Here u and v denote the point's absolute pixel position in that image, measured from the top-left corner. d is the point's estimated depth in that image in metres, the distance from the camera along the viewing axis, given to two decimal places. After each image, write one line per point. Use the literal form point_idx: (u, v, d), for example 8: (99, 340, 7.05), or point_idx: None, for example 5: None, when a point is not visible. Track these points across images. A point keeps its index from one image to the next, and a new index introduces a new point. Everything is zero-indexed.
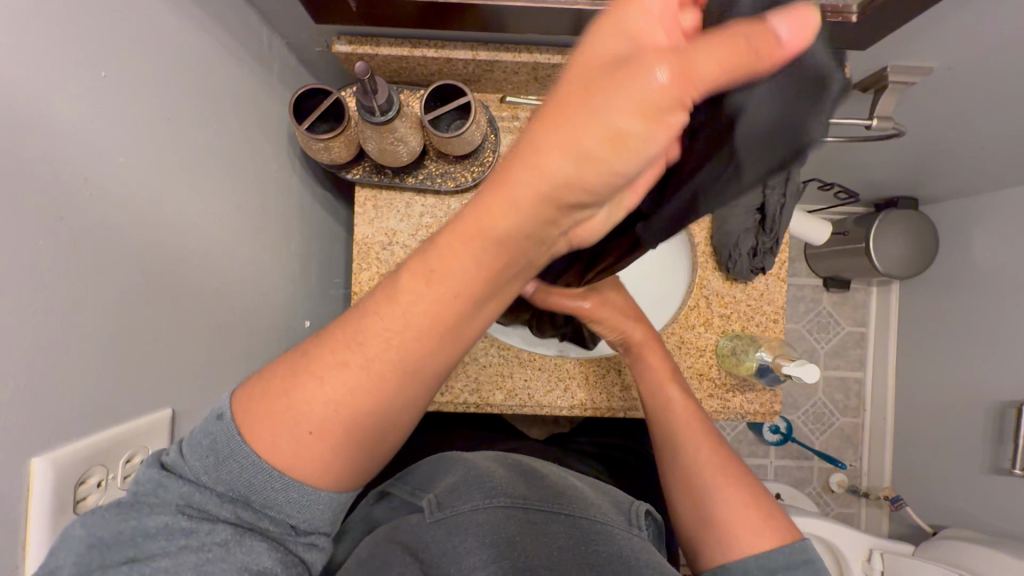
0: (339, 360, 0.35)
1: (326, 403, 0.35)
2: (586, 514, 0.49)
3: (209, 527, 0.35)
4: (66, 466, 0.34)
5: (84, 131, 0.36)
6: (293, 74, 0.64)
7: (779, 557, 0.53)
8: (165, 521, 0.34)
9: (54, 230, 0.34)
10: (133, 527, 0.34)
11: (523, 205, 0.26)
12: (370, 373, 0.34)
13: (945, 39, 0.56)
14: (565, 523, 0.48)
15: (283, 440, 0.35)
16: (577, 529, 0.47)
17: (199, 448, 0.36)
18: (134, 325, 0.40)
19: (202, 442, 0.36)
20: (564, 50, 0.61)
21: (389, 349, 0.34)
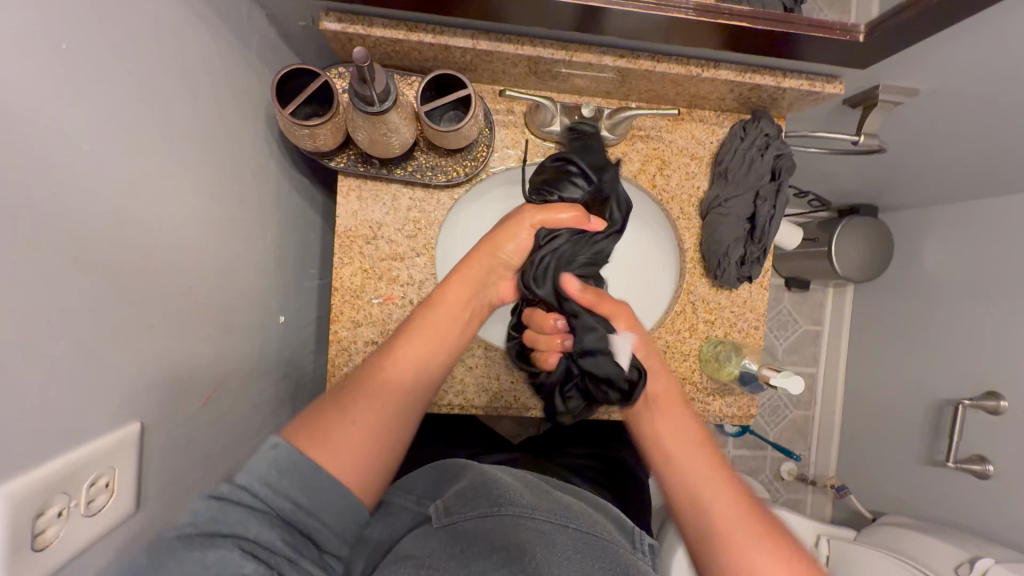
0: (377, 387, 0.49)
1: (373, 418, 0.47)
2: (594, 531, 0.49)
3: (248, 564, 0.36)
4: (21, 497, 0.29)
5: (47, 116, 0.31)
6: (273, 49, 0.58)
7: None
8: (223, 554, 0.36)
9: (18, 231, 0.30)
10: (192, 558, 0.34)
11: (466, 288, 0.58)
12: (391, 405, 0.49)
13: (938, 65, 0.58)
14: (573, 535, 0.47)
15: (343, 441, 0.45)
16: (584, 542, 0.47)
17: (257, 470, 0.40)
18: (100, 336, 0.36)
19: (257, 466, 0.40)
20: (568, 46, 0.59)
21: (422, 365, 0.52)
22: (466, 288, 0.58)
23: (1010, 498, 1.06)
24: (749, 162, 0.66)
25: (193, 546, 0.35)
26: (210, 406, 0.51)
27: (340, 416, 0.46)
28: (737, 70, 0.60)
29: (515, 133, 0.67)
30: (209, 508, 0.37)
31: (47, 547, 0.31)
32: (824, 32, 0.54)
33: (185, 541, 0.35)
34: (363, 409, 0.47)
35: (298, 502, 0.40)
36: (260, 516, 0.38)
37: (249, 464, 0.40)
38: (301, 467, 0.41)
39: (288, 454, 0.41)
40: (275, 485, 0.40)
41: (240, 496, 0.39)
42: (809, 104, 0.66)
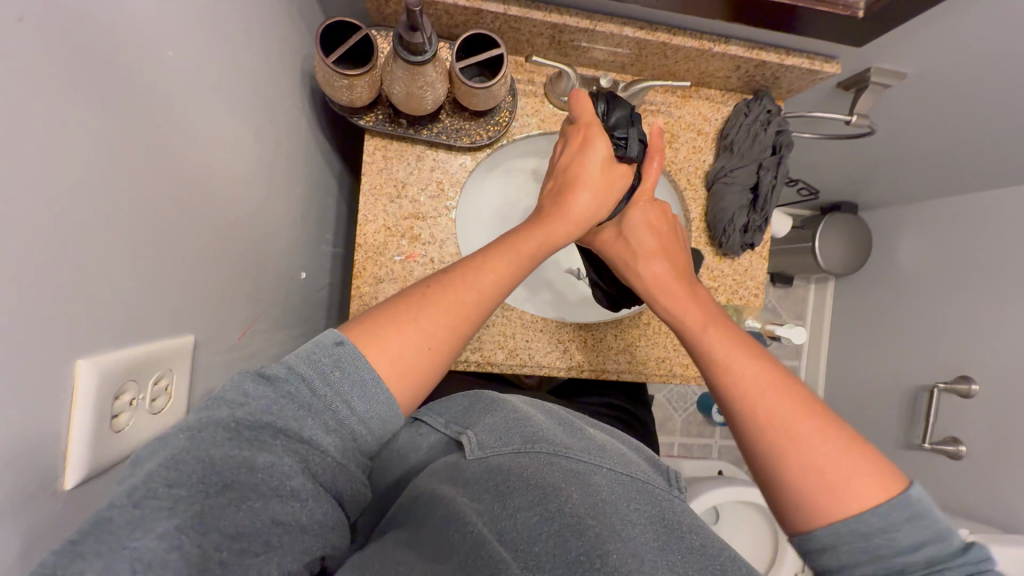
0: (440, 307, 0.48)
1: (430, 338, 0.47)
2: (626, 471, 0.51)
3: (293, 475, 0.35)
4: (107, 375, 0.31)
5: (141, 17, 0.33)
6: (311, 8, 0.61)
7: (874, 520, 0.43)
8: (272, 459, 0.35)
9: (111, 119, 0.31)
10: (243, 457, 0.34)
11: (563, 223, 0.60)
12: (452, 327, 0.48)
13: (926, 45, 0.63)
14: (607, 475, 0.49)
15: (403, 353, 0.44)
16: (617, 483, 0.48)
17: (317, 365, 0.40)
18: (166, 242, 0.37)
19: (319, 360, 0.41)
20: (591, 16, 0.63)
21: (491, 296, 0.52)
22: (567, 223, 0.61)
23: (982, 476, 1.13)
24: (753, 136, 0.71)
25: (241, 445, 0.34)
26: (243, 341, 0.52)
27: (409, 326, 0.46)
28: (745, 46, 0.65)
29: (536, 102, 0.71)
30: (262, 398, 0.37)
31: (121, 430, 0.32)
32: (827, 7, 0.58)
33: (232, 433, 0.35)
34: (424, 323, 0.47)
35: (352, 409, 0.40)
36: (315, 415, 0.39)
37: (311, 355, 0.40)
38: (358, 372, 0.41)
39: (351, 357, 0.41)
40: (333, 383, 0.40)
41: (295, 389, 0.39)
42: (809, 84, 0.71)
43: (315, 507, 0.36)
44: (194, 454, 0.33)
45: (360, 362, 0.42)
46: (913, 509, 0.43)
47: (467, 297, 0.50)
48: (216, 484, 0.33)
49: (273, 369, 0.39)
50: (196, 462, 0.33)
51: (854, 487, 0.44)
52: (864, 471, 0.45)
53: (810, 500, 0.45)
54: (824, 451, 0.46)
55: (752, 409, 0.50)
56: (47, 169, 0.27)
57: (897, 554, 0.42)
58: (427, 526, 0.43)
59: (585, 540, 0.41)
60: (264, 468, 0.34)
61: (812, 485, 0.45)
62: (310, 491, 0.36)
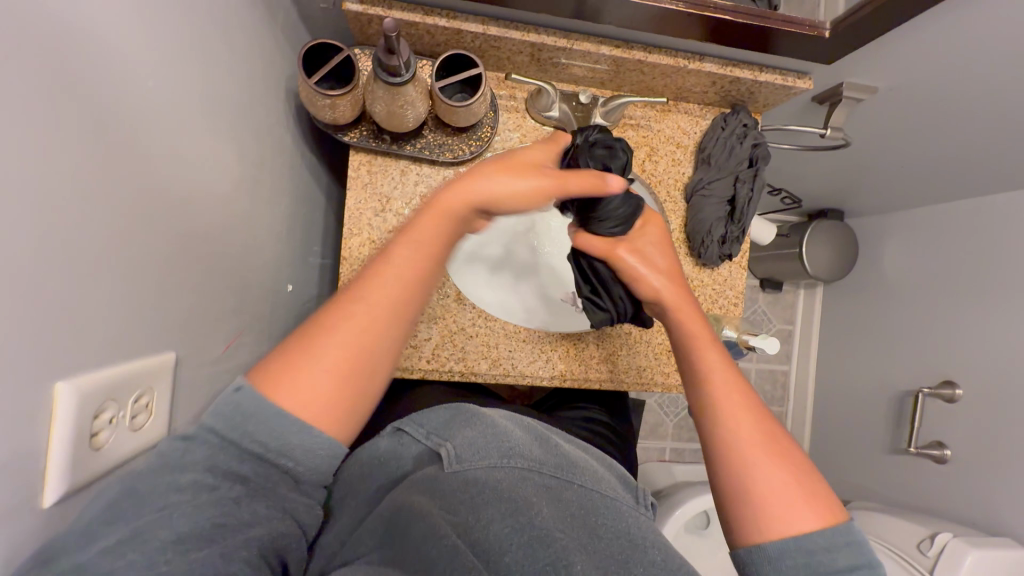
0: (348, 320, 0.43)
1: (345, 356, 0.43)
2: (597, 487, 0.52)
3: (227, 486, 0.37)
4: (86, 395, 0.32)
5: (118, 50, 0.34)
6: (295, 29, 0.62)
7: (819, 538, 0.45)
8: (195, 477, 0.36)
9: (89, 149, 0.33)
10: (167, 481, 0.35)
11: (441, 217, 0.48)
12: (367, 343, 0.44)
13: (893, 62, 0.65)
14: (578, 492, 0.50)
15: (314, 381, 0.41)
16: (588, 500, 0.50)
17: (222, 415, 0.39)
18: (146, 263, 0.39)
19: (221, 411, 0.39)
20: (569, 35, 0.64)
21: (411, 295, 0.46)
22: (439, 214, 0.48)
23: (966, 479, 1.14)
24: (730, 149, 0.73)
25: (165, 476, 0.36)
26: (228, 354, 0.53)
27: (303, 364, 0.42)
28: (720, 64, 0.67)
29: (518, 117, 0.72)
30: (175, 449, 0.37)
31: (100, 448, 0.33)
32: (795, 26, 0.61)
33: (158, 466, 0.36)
34: (334, 344, 0.43)
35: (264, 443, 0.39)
36: (230, 450, 0.39)
37: (214, 409, 0.39)
38: (269, 420, 0.39)
39: (249, 401, 0.39)
40: (245, 429, 0.39)
41: (209, 437, 0.38)
42: (783, 99, 0.73)
43: (250, 504, 0.38)
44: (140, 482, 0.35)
45: (264, 406, 0.40)
46: (852, 539, 0.45)
47: (379, 307, 0.45)
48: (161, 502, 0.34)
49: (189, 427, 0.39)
50: (133, 496, 0.34)
51: (788, 512, 0.46)
52: (801, 498, 0.47)
53: (768, 519, 0.46)
54: (786, 474, 0.48)
55: (714, 424, 0.52)
56: (27, 198, 0.28)
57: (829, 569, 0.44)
58: (409, 542, 0.43)
59: (552, 552, 0.43)
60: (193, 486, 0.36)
61: (767, 503, 0.46)
62: (239, 493, 0.38)
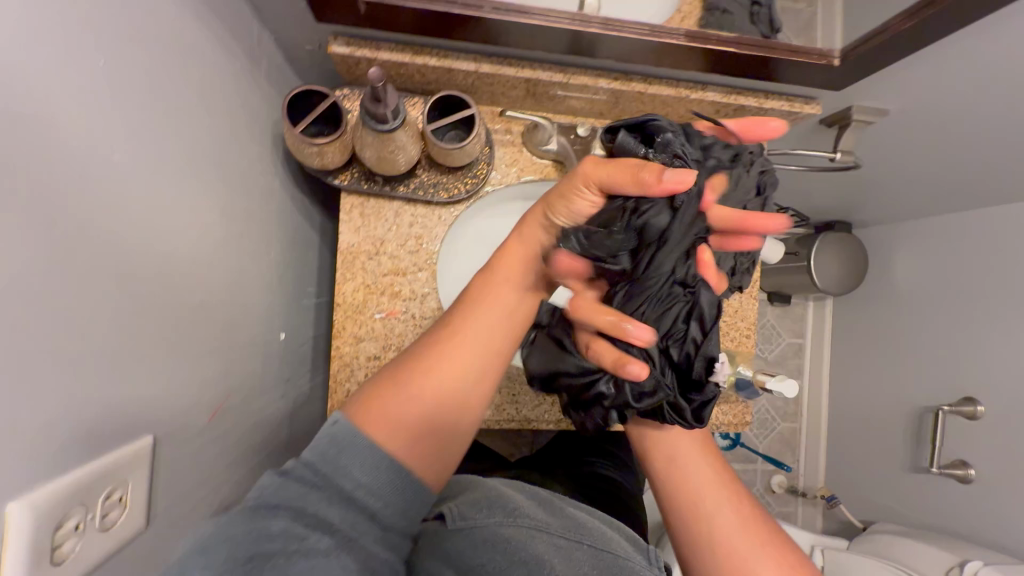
0: (441, 356, 0.50)
1: (436, 394, 0.48)
2: (609, 548, 0.48)
3: (317, 535, 0.38)
4: (44, 508, 0.29)
5: (81, 125, 0.32)
6: (280, 73, 0.60)
7: None
8: (285, 525, 0.37)
9: (45, 236, 0.30)
10: (259, 529, 0.36)
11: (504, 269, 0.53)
12: (458, 381, 0.50)
13: (904, 87, 0.63)
14: (589, 551, 0.46)
15: (405, 413, 0.47)
16: (601, 563, 0.46)
17: (320, 449, 0.43)
18: (115, 346, 0.36)
19: (318, 443, 0.43)
20: (565, 69, 0.62)
21: (483, 348, 0.51)
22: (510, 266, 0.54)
23: (993, 501, 1.10)
24: None
25: (256, 519, 0.37)
26: (216, 421, 0.50)
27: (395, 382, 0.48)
28: (723, 92, 0.65)
29: (514, 152, 0.70)
30: (271, 486, 0.40)
31: (64, 561, 0.31)
32: (803, 56, 0.58)
33: (251, 512, 0.38)
34: (429, 375, 0.49)
35: (356, 478, 0.42)
36: (317, 491, 0.40)
37: (314, 443, 0.43)
38: (355, 443, 0.43)
39: (341, 431, 0.44)
40: (332, 460, 0.42)
41: (301, 473, 0.41)
42: (789, 124, 0.70)
43: (340, 555, 0.38)
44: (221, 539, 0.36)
45: (360, 439, 0.43)
46: None
47: (454, 352, 0.50)
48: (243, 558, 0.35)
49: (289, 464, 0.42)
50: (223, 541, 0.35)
51: None
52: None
53: None
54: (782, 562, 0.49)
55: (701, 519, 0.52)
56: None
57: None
58: None
59: None
60: (279, 536, 0.37)
61: None
62: (330, 544, 0.38)
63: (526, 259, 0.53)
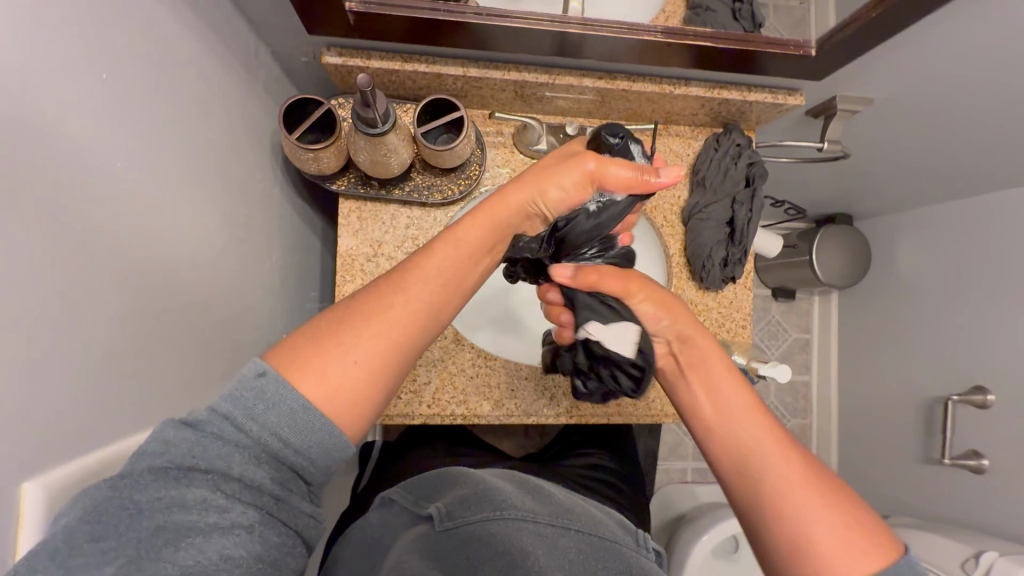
0: (391, 305, 0.44)
1: (380, 347, 0.42)
2: (596, 532, 0.49)
3: (241, 509, 0.36)
4: (57, 489, 0.32)
5: (85, 135, 0.34)
6: (277, 85, 0.63)
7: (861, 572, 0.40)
8: (204, 494, 0.35)
9: (54, 238, 0.32)
10: (172, 496, 0.34)
11: (490, 221, 0.50)
12: (403, 337, 0.44)
13: (885, 74, 0.64)
14: (575, 538, 0.47)
15: (338, 368, 0.40)
16: (588, 547, 0.47)
17: (241, 400, 0.38)
18: (121, 342, 0.38)
19: (242, 394, 0.38)
20: (550, 70, 0.64)
21: (438, 300, 0.46)
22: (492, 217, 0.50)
23: (1007, 491, 1.08)
24: (725, 170, 0.71)
25: (167, 487, 0.34)
26: None
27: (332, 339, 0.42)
28: (706, 87, 0.66)
29: (506, 153, 0.72)
30: (184, 443, 0.35)
31: None
32: (780, 48, 0.60)
33: (162, 473, 0.34)
34: (374, 327, 0.42)
35: (287, 441, 0.38)
36: (242, 450, 0.37)
37: (233, 393, 0.38)
38: (285, 402, 0.38)
39: (274, 386, 0.38)
40: (261, 418, 0.38)
41: (222, 428, 0.37)
42: (776, 116, 0.72)
43: (262, 530, 0.36)
44: (121, 501, 0.32)
45: (286, 395, 0.38)
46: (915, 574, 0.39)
47: (407, 301, 0.44)
48: (151, 528, 0.32)
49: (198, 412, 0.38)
50: (122, 510, 0.32)
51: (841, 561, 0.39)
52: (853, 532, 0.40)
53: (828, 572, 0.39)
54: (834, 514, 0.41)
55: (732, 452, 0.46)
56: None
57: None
58: None
59: None
60: (199, 504, 0.34)
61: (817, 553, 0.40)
62: (254, 518, 0.36)
63: (499, 225, 0.50)
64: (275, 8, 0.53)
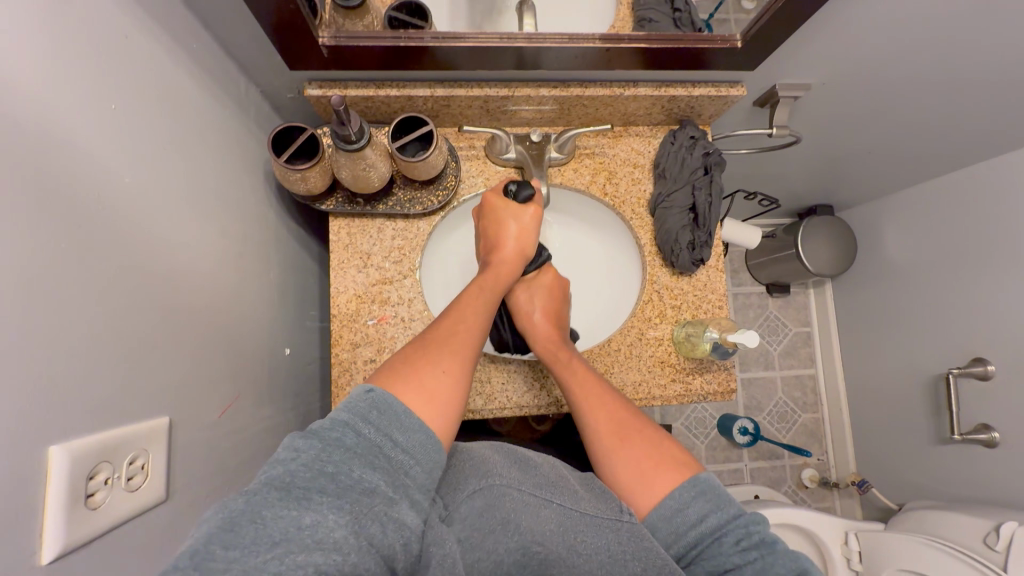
0: (456, 330, 0.56)
1: (456, 361, 0.53)
2: (577, 506, 0.50)
3: (337, 540, 0.34)
4: (80, 457, 0.37)
5: (99, 155, 0.41)
6: (267, 119, 0.70)
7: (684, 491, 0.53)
8: (316, 517, 0.35)
9: (73, 238, 0.38)
10: (290, 517, 0.34)
11: (507, 267, 0.68)
12: (470, 356, 0.55)
13: (816, 56, 0.69)
14: (556, 509, 0.49)
15: (430, 380, 0.49)
16: (567, 517, 0.48)
17: (357, 408, 0.44)
18: (133, 335, 0.43)
19: (357, 405, 0.44)
20: (510, 85, 0.71)
21: (482, 324, 0.60)
22: (502, 266, 0.68)
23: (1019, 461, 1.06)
24: (682, 161, 0.77)
25: (289, 504, 0.35)
26: (226, 418, 0.57)
27: (425, 361, 0.51)
28: (654, 86, 0.73)
29: (480, 164, 0.78)
30: (311, 450, 0.39)
31: (97, 508, 0.38)
32: (708, 43, 0.66)
33: (280, 493, 0.36)
34: (452, 346, 0.54)
35: (395, 440, 0.43)
36: (360, 458, 0.40)
37: (348, 404, 0.44)
38: (393, 408, 0.45)
39: (383, 398, 0.45)
40: (375, 423, 0.43)
41: (340, 433, 0.41)
42: (726, 108, 0.77)
43: (360, 555, 0.35)
44: (248, 517, 0.33)
45: (394, 401, 0.45)
46: (700, 486, 0.54)
47: (465, 326, 0.58)
48: (267, 542, 0.33)
49: (319, 425, 0.42)
50: (249, 523, 0.33)
51: (647, 484, 0.55)
52: (661, 462, 0.56)
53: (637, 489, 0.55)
54: (644, 450, 0.58)
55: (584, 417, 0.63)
56: (5, 281, 0.33)
57: (688, 530, 0.51)
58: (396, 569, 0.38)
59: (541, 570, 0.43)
60: (310, 527, 0.34)
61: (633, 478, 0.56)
62: (353, 545, 0.35)
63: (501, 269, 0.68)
64: (260, 49, 0.61)
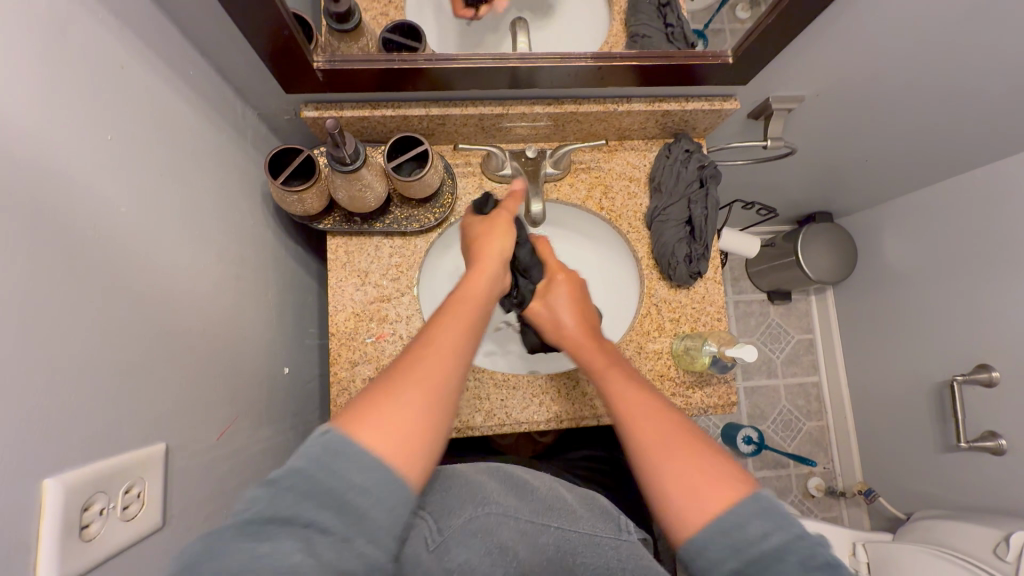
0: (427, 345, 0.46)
1: (428, 381, 0.43)
2: (576, 528, 0.50)
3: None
4: (74, 488, 0.37)
5: (96, 184, 0.41)
6: (264, 140, 0.71)
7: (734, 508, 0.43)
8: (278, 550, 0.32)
9: (70, 268, 0.39)
10: (248, 549, 0.32)
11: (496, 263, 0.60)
12: (448, 371, 0.45)
13: (807, 69, 0.70)
14: (554, 534, 0.48)
15: (393, 411, 0.40)
16: (566, 542, 0.48)
17: (309, 452, 0.36)
18: (130, 361, 0.43)
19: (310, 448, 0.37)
20: (504, 103, 0.71)
21: (465, 333, 0.49)
22: (494, 263, 0.60)
23: None
24: (677, 174, 0.77)
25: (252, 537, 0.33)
26: (224, 440, 0.57)
27: (388, 390, 0.41)
28: (647, 101, 0.73)
29: (476, 180, 0.79)
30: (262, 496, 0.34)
31: (92, 538, 0.37)
32: (699, 59, 0.66)
33: (240, 528, 0.33)
34: (420, 365, 0.44)
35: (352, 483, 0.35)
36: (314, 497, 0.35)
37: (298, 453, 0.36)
38: (349, 452, 0.36)
39: (337, 440, 0.37)
40: (330, 466, 0.35)
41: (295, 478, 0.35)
42: (719, 121, 0.78)
43: None
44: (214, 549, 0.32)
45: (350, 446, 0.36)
46: (760, 505, 0.43)
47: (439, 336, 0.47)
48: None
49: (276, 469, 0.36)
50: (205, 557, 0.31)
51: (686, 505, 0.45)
52: (703, 481, 0.46)
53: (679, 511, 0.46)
54: (680, 467, 0.48)
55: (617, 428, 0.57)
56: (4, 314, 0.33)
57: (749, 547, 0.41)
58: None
59: None
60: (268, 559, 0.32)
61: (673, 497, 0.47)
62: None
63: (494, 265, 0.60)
64: (256, 73, 0.62)
